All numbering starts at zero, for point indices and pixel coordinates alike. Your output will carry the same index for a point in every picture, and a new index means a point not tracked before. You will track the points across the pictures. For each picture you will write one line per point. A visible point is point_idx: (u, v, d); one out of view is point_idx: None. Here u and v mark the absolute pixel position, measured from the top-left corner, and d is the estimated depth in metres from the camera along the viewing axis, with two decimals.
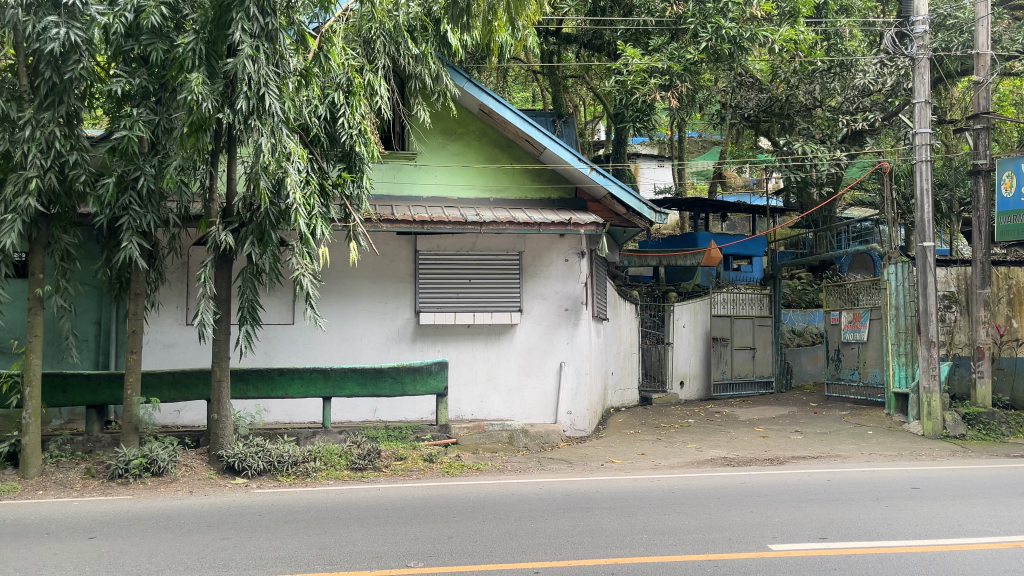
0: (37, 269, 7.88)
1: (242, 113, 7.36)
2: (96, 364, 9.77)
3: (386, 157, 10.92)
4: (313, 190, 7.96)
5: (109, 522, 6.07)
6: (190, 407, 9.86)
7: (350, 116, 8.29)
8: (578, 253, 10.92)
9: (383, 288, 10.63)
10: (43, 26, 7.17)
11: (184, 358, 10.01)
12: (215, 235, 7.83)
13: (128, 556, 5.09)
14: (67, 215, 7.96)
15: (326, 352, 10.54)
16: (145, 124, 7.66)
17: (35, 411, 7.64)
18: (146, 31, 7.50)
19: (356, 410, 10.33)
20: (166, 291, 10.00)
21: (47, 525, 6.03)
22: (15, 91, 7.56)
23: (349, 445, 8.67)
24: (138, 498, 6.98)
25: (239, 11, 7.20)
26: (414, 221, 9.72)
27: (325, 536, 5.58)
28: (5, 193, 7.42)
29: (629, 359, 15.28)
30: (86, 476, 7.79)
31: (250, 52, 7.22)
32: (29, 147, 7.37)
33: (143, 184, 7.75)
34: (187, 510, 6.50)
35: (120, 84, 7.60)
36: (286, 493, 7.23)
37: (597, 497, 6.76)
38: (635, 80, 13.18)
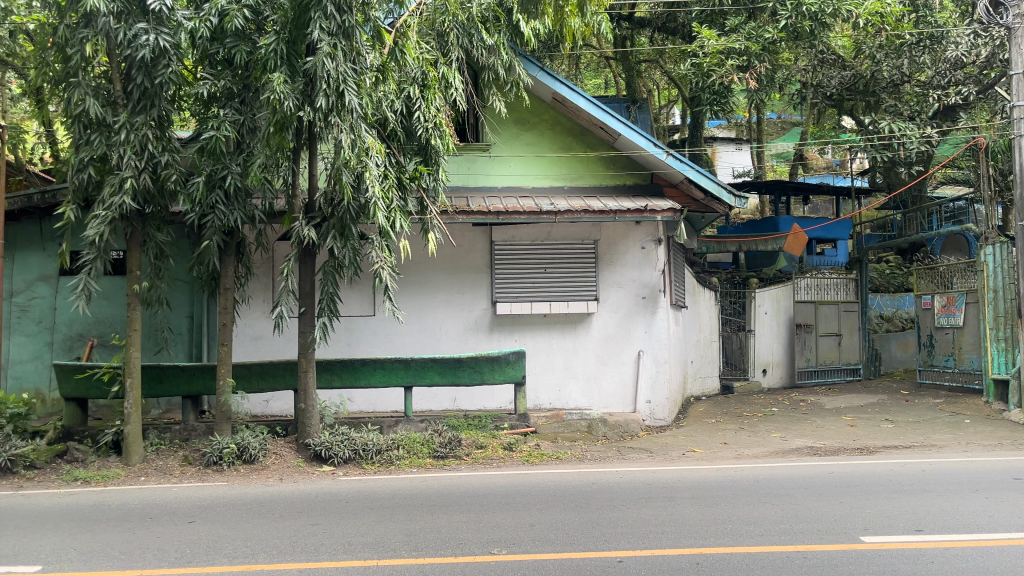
0: (134, 266, 8.28)
1: (322, 111, 7.53)
2: (190, 357, 10.20)
3: (461, 149, 11.03)
4: (391, 183, 8.09)
5: (205, 507, 6.34)
6: (277, 397, 10.20)
7: (425, 110, 8.41)
8: (655, 240, 10.80)
9: (460, 279, 10.76)
10: (134, 32, 7.53)
11: (271, 349, 10.36)
12: (298, 230, 8.06)
13: (226, 539, 5.31)
14: (161, 213, 8.31)
15: (406, 343, 10.74)
16: (230, 124, 7.90)
17: (135, 401, 8.03)
18: (230, 33, 7.74)
19: (437, 399, 10.51)
20: (253, 285, 10.34)
21: (150, 510, 6.33)
22: (110, 96, 7.92)
23: (430, 433, 8.81)
24: (232, 485, 7.27)
25: (317, 10, 7.35)
26: (490, 211, 9.78)
27: (410, 522, 5.70)
28: (103, 194, 7.79)
29: (709, 347, 15.04)
30: (184, 463, 8.14)
31: (329, 50, 7.36)
32: (124, 149, 7.74)
33: (229, 182, 8.03)
34: (278, 497, 6.72)
35: (207, 86, 7.89)
36: (371, 480, 7.42)
37: (680, 487, 6.69)
38: (712, 62, 12.96)
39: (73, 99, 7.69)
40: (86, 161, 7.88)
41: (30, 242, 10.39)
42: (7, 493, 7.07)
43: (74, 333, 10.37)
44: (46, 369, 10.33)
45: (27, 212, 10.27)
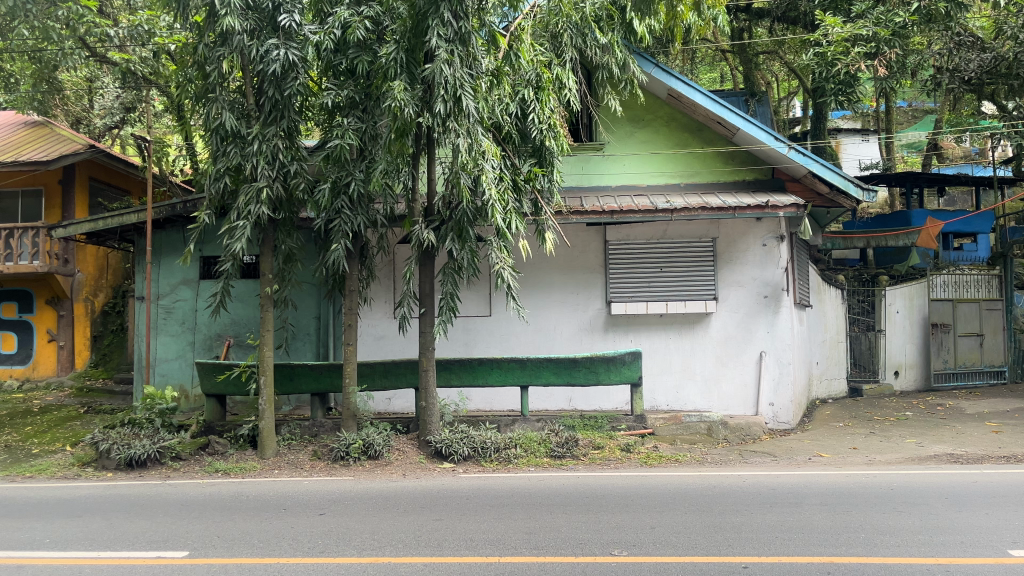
0: (266, 270, 8.72)
1: (440, 116, 7.71)
2: (317, 356, 10.66)
3: (575, 149, 11.05)
4: (507, 185, 8.17)
5: (334, 500, 6.61)
6: (399, 395, 10.53)
7: (540, 112, 8.45)
8: (777, 237, 10.43)
9: (575, 279, 10.78)
10: (266, 48, 7.96)
11: (393, 349, 10.69)
12: (418, 233, 8.26)
13: (354, 531, 5.53)
14: (291, 220, 8.72)
15: (521, 342, 10.84)
16: (353, 132, 8.21)
17: (269, 397, 8.46)
18: (352, 45, 8.06)
19: (553, 399, 10.57)
20: (376, 287, 10.72)
21: (284, 501, 6.65)
22: (244, 109, 8.40)
23: (547, 433, 8.86)
24: (358, 480, 7.55)
25: (435, 18, 7.54)
26: (604, 211, 9.75)
27: (530, 521, 5.75)
28: (239, 202, 8.24)
29: (836, 348, 14.42)
30: (313, 458, 8.52)
31: (446, 57, 7.53)
32: (257, 159, 8.17)
33: (353, 188, 8.33)
34: (402, 492, 6.94)
35: (331, 96, 8.23)
36: (490, 478, 7.53)
37: (807, 493, 6.45)
38: (837, 50, 12.43)
39: (211, 114, 8.19)
40: (223, 172, 8.38)
41: (174, 248, 11.15)
42: (156, 482, 7.61)
43: (213, 333, 11.03)
44: (188, 367, 11.04)
45: (171, 220, 11.03)
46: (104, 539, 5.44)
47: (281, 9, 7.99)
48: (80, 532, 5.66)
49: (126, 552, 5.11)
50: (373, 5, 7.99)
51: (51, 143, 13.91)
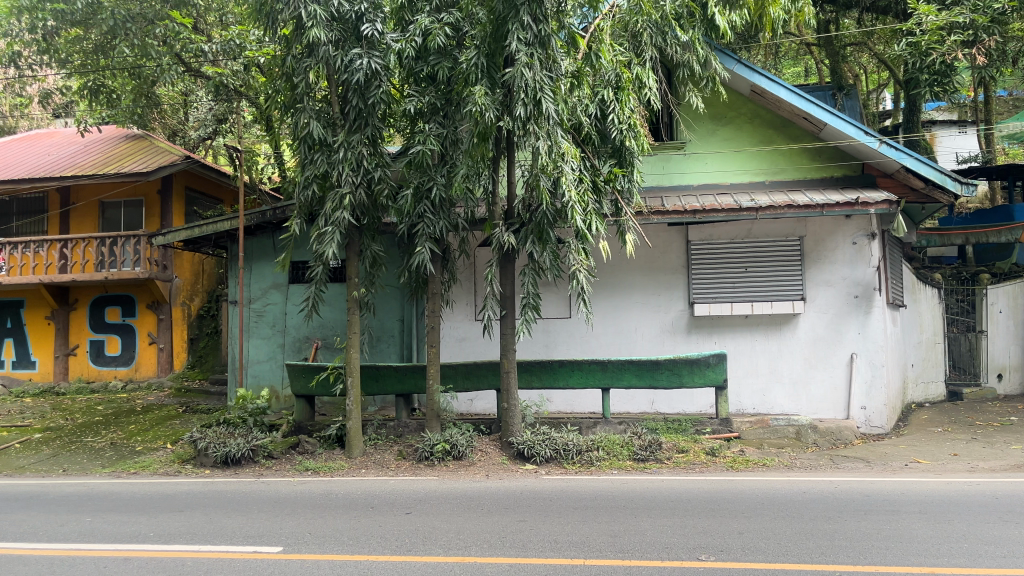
0: (352, 274, 8.94)
1: (520, 119, 7.75)
2: (400, 357, 10.86)
3: (656, 149, 10.95)
4: (587, 187, 8.14)
5: (420, 500, 6.72)
6: (481, 397, 10.63)
7: (619, 112, 8.38)
8: (868, 235, 10.04)
9: (657, 280, 10.68)
10: (350, 57, 8.17)
11: (475, 351, 10.80)
12: (499, 236, 8.32)
13: (440, 531, 5.61)
14: (375, 225, 8.91)
15: (602, 344, 10.80)
16: (434, 137, 8.34)
17: (356, 398, 8.67)
18: (434, 52, 8.20)
19: (636, 402, 10.48)
20: (457, 290, 10.86)
21: (372, 500, 6.79)
22: (329, 118, 8.65)
23: (629, 436, 8.79)
24: (442, 480, 7.66)
25: (515, 22, 7.58)
26: (686, 211, 9.61)
27: (614, 524, 5.71)
28: (326, 209, 8.47)
29: (933, 350, 13.79)
30: (399, 458, 8.68)
31: (526, 60, 7.56)
32: (343, 166, 8.39)
33: (435, 193, 8.44)
34: (486, 493, 7.00)
35: (413, 102, 8.38)
36: (573, 480, 7.52)
37: (904, 500, 6.20)
38: (932, 40, 11.95)
39: (300, 123, 8.46)
40: (311, 179, 8.63)
41: (265, 253, 11.55)
42: (251, 479, 7.90)
43: (302, 335, 11.38)
44: (279, 368, 11.42)
45: (261, 227, 11.43)
46: (204, 534, 5.69)
47: (364, 19, 8.19)
48: (181, 526, 5.93)
49: (224, 546, 5.33)
50: (454, 11, 8.11)
51: (150, 155, 14.64)
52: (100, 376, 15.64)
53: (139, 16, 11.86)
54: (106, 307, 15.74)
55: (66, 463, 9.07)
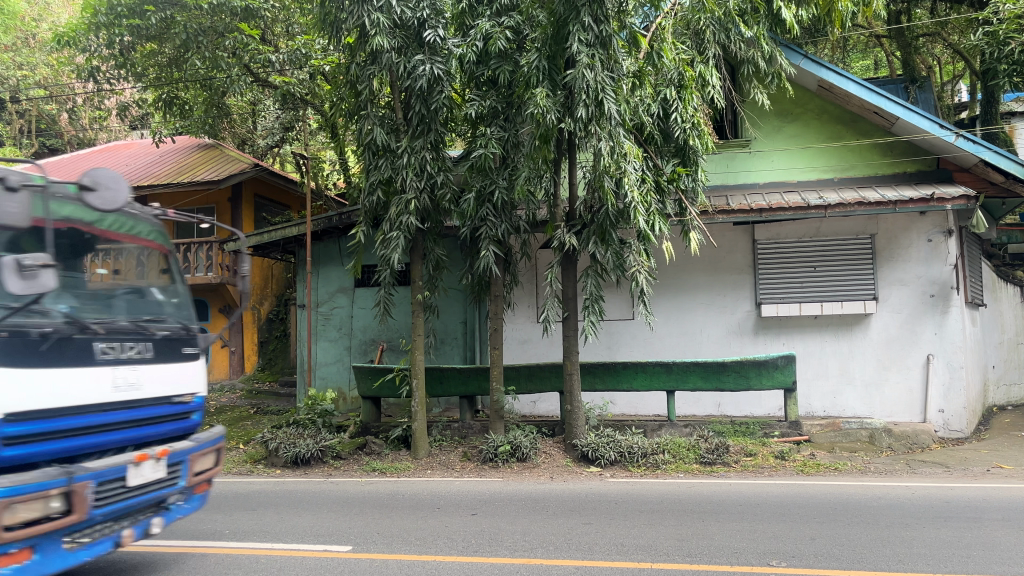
0: (417, 277, 9.06)
1: (582, 120, 7.72)
2: (464, 359, 10.95)
3: (719, 147, 10.78)
4: (650, 187, 8.08)
5: (485, 501, 6.76)
6: (544, 399, 10.64)
7: (682, 111, 8.27)
8: (945, 232, 9.68)
9: (722, 281, 10.52)
10: (413, 64, 8.27)
11: (538, 353, 10.81)
12: (561, 237, 8.31)
13: (505, 532, 5.64)
14: (438, 228, 9.02)
15: (666, 346, 10.68)
16: (496, 140, 8.38)
17: (421, 400, 8.78)
18: (495, 55, 8.26)
19: (701, 405, 10.36)
20: (520, 292, 10.89)
21: (437, 501, 6.87)
22: (393, 124, 8.78)
23: (695, 439, 8.68)
24: (506, 481, 7.69)
25: (575, 24, 7.56)
26: (751, 210, 9.43)
27: (682, 528, 5.65)
28: (391, 214, 8.59)
29: (1015, 350, 13.24)
30: (463, 459, 8.74)
31: (588, 61, 7.53)
32: (407, 171, 8.51)
33: (497, 196, 8.48)
34: (551, 495, 7.00)
35: (475, 107, 8.45)
36: (639, 483, 7.46)
37: (987, 508, 5.94)
38: (1010, 29, 11.47)
39: (364, 130, 8.60)
40: (375, 185, 8.77)
41: (332, 258, 11.80)
42: (320, 479, 8.08)
43: (368, 338, 11.57)
44: (346, 370, 11.64)
45: (328, 232, 11.68)
46: (275, 532, 5.84)
47: (426, 26, 8.31)
48: (254, 524, 6.10)
49: (296, 544, 5.46)
50: (515, 14, 8.14)
51: (221, 163, 15.10)
52: None
53: (210, 29, 12.25)
54: None
55: None
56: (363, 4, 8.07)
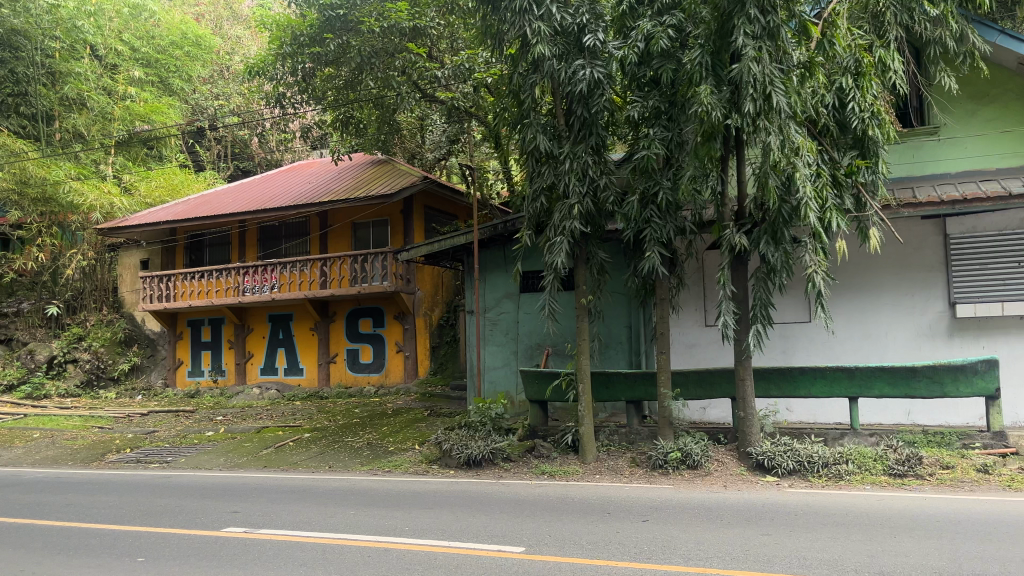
0: (580, 281, 9.04)
1: (750, 115, 7.43)
2: (630, 364, 10.83)
3: (904, 135, 10.05)
4: (825, 182, 7.67)
5: (658, 508, 6.65)
6: (715, 405, 10.36)
7: (861, 99, 7.78)
8: None
9: (909, 280, 9.78)
10: (574, 69, 8.33)
11: (707, 358, 10.51)
12: (729, 237, 8.01)
13: (680, 540, 5.51)
14: (600, 232, 8.96)
15: (847, 351, 10.07)
16: (659, 141, 8.20)
17: (588, 404, 8.84)
18: (656, 55, 8.15)
19: (889, 412, 9.67)
20: (686, 295, 10.66)
21: (608, 506, 6.83)
22: (556, 131, 8.89)
23: (881, 449, 8.13)
24: (679, 488, 7.54)
25: (741, 16, 7.31)
26: (943, 202, 8.68)
27: (873, 544, 5.27)
28: (555, 219, 8.68)
29: None
30: (632, 465, 8.66)
31: (754, 54, 7.26)
32: (569, 177, 8.54)
33: (662, 197, 8.27)
34: (725, 504, 6.78)
35: (637, 108, 8.36)
36: (819, 494, 7.07)
37: None
38: None
39: (528, 138, 8.75)
40: (539, 192, 8.94)
41: (497, 265, 12.08)
42: (492, 480, 8.28)
43: (534, 342, 11.73)
44: (514, 374, 11.84)
45: (493, 240, 11.96)
46: (452, 531, 6.04)
47: (587, 30, 8.32)
48: (432, 523, 6.34)
49: (472, 543, 5.62)
50: (676, 12, 8.03)
51: (394, 177, 15.89)
52: (357, 381, 17.15)
53: (382, 50, 12.88)
54: (359, 318, 17.25)
55: (330, 459, 10.09)
56: (524, 14, 8.24)
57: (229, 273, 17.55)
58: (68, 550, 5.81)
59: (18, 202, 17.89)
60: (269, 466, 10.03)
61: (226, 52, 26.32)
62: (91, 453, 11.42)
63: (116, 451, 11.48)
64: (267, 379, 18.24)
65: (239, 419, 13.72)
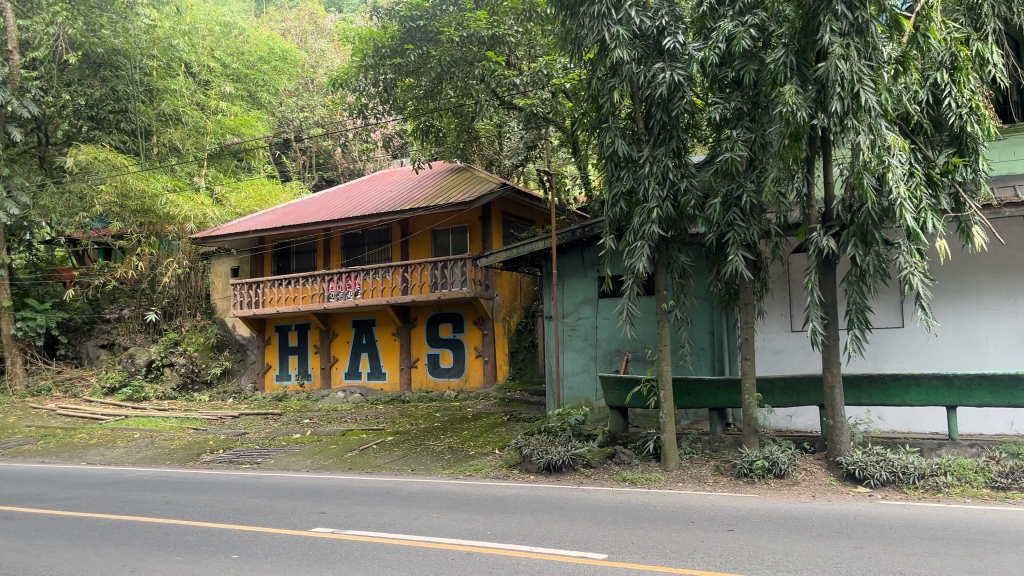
0: (661, 286, 8.93)
1: (837, 115, 7.21)
2: (712, 371, 10.65)
3: (1004, 132, 9.60)
4: (919, 181, 7.37)
5: (744, 518, 6.51)
6: (802, 413, 10.07)
7: (957, 95, 7.48)
8: None
9: (1011, 283, 9.32)
10: (653, 73, 8.27)
11: (793, 364, 10.24)
12: (817, 240, 7.78)
13: (767, 551, 5.38)
14: (682, 236, 8.83)
15: (943, 357, 9.65)
16: (742, 143, 8.03)
17: (669, 411, 8.73)
18: (738, 56, 8.02)
19: (990, 422, 9.22)
20: (770, 299, 10.42)
21: (691, 515, 6.73)
22: (635, 135, 8.82)
23: (982, 461, 7.75)
24: (765, 498, 7.36)
25: (827, 13, 7.14)
26: None
27: (974, 559, 5.03)
28: (635, 224, 8.60)
29: None
30: (716, 473, 8.50)
31: (842, 52, 7.07)
32: (649, 181, 8.46)
33: (745, 200, 8.10)
34: (814, 515, 6.58)
35: (719, 110, 8.22)
36: (914, 507, 6.79)
37: None
38: None
39: (606, 143, 8.73)
40: (618, 196, 8.88)
41: (576, 270, 12.06)
42: (573, 486, 8.27)
43: (613, 348, 11.63)
44: (593, 380, 11.80)
45: (572, 244, 11.96)
46: (533, 536, 6.05)
47: (666, 33, 8.24)
48: (514, 528, 6.36)
49: (555, 549, 5.62)
50: (759, 11, 7.88)
51: (472, 184, 16.07)
52: (438, 386, 17.38)
53: (462, 59, 13.09)
54: (439, 324, 17.50)
55: (412, 463, 10.25)
56: (603, 19, 8.25)
57: (314, 280, 18.07)
58: (169, 546, 6.09)
59: (119, 213, 18.86)
60: (355, 468, 10.26)
61: (310, 65, 27.28)
62: (187, 453, 11.93)
63: (210, 452, 11.95)
64: (351, 383, 18.67)
65: (325, 422, 14.09)
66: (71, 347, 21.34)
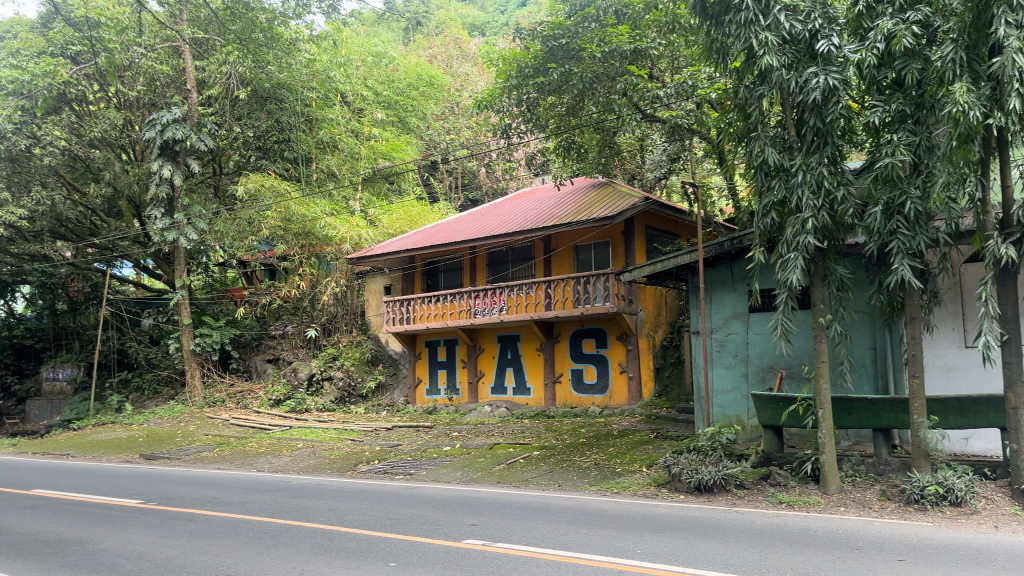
0: (817, 300, 8.51)
1: (1016, 112, 6.67)
2: (876, 389, 10.05)
3: None
4: None
5: (915, 547, 6.07)
6: (980, 436, 9.31)
7: None
8: None
9: None
10: (806, 78, 7.95)
11: (969, 383, 9.50)
12: (994, 248, 7.18)
13: None
14: (838, 247, 8.39)
15: None
16: (906, 147, 7.57)
17: (829, 430, 8.32)
18: (899, 55, 7.57)
19: None
20: (941, 312, 9.71)
21: (856, 542, 6.35)
22: (786, 142, 8.49)
23: None
24: (939, 527, 6.83)
25: (1002, 5, 6.64)
26: None
27: None
28: (788, 235, 8.25)
29: None
30: (882, 498, 7.98)
31: (1020, 44, 6.54)
32: (802, 190, 8.10)
33: (910, 207, 7.58)
34: (996, 547, 6.04)
35: (878, 113, 7.79)
36: None
37: None
38: None
39: (755, 152, 8.48)
40: (769, 207, 8.56)
41: (724, 284, 11.75)
42: (725, 507, 8.01)
43: (766, 365, 11.20)
44: (744, 398, 11.41)
45: (720, 258, 11.66)
46: (686, 557, 5.90)
47: (820, 36, 7.95)
48: (666, 548, 6.24)
49: (709, 571, 5.45)
50: (922, 7, 7.44)
51: (614, 199, 15.99)
52: (582, 402, 17.35)
53: (604, 75, 13.14)
54: (583, 339, 17.50)
55: (559, 478, 10.28)
56: (750, 26, 8.05)
57: (460, 297, 18.57)
58: (332, 551, 6.41)
59: (283, 236, 20.33)
60: (503, 481, 10.44)
61: (455, 89, 28.41)
62: (346, 463, 12.55)
63: (367, 462, 12.50)
64: (497, 398, 18.98)
65: (473, 436, 14.40)
66: (242, 361, 22.99)
